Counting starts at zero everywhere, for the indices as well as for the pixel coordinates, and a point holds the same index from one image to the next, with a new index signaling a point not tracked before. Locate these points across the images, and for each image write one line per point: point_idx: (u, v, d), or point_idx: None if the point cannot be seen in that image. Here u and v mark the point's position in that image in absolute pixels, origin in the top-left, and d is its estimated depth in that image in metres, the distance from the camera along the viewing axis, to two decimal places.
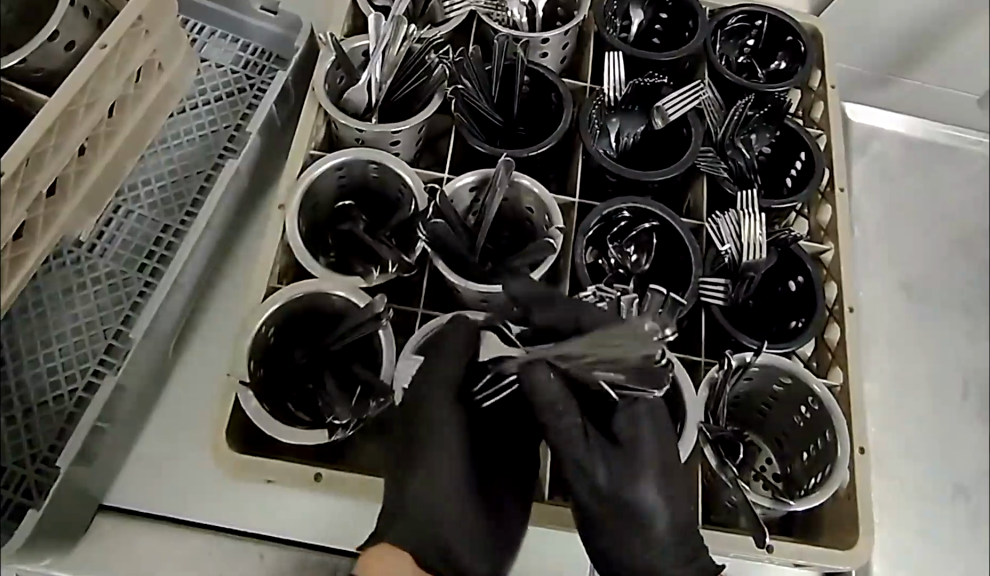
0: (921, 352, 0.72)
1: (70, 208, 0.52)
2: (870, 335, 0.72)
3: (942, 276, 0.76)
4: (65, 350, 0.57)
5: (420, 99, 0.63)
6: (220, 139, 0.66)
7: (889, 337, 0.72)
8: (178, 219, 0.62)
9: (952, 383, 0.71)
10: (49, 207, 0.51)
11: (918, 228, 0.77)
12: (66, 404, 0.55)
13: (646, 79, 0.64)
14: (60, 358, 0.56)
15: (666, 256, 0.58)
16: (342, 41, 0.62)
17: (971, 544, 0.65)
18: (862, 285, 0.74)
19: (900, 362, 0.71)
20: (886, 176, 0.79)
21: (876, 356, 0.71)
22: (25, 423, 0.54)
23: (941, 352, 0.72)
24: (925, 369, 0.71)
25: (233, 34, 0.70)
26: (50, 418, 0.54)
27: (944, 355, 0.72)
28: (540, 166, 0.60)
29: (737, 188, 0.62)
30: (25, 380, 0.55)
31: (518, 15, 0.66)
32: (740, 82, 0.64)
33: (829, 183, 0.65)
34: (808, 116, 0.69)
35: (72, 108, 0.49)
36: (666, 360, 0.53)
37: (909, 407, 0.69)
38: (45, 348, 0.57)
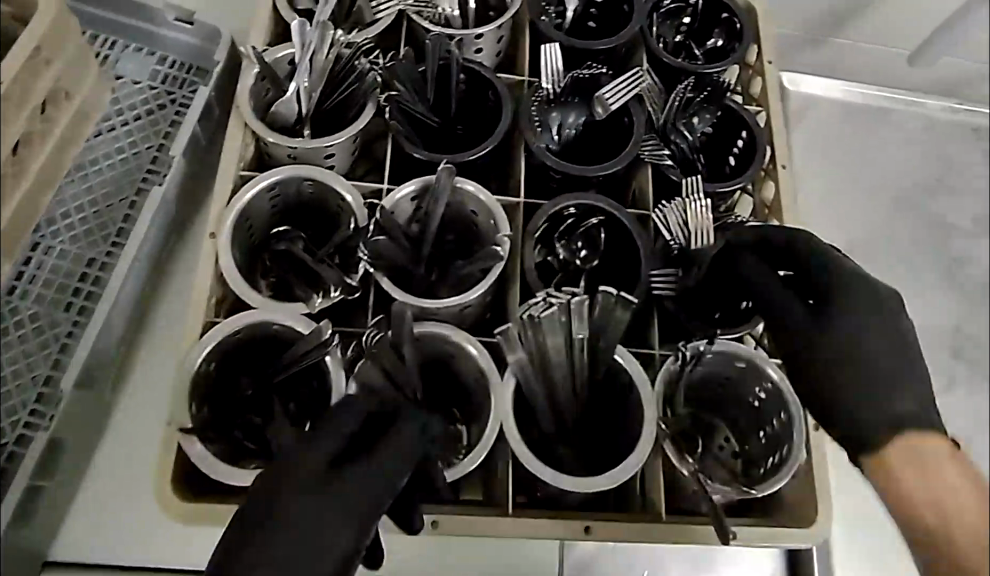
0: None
1: None
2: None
3: (886, 236, 0.76)
4: None
5: (353, 106, 0.60)
6: (142, 163, 0.62)
7: None
8: (103, 251, 0.59)
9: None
10: None
11: (860, 192, 0.77)
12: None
13: (585, 70, 0.62)
14: None
15: (615, 251, 0.57)
16: (264, 51, 0.60)
17: None
18: None
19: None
20: (827, 143, 0.79)
21: None
22: None
23: None
24: None
25: (148, 47, 0.67)
26: None
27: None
28: (482, 168, 0.59)
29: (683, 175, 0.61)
30: None
31: (449, 9, 0.64)
32: (679, 65, 0.63)
33: (771, 160, 0.65)
34: (747, 92, 0.69)
35: None
36: (622, 359, 0.52)
37: None
38: None
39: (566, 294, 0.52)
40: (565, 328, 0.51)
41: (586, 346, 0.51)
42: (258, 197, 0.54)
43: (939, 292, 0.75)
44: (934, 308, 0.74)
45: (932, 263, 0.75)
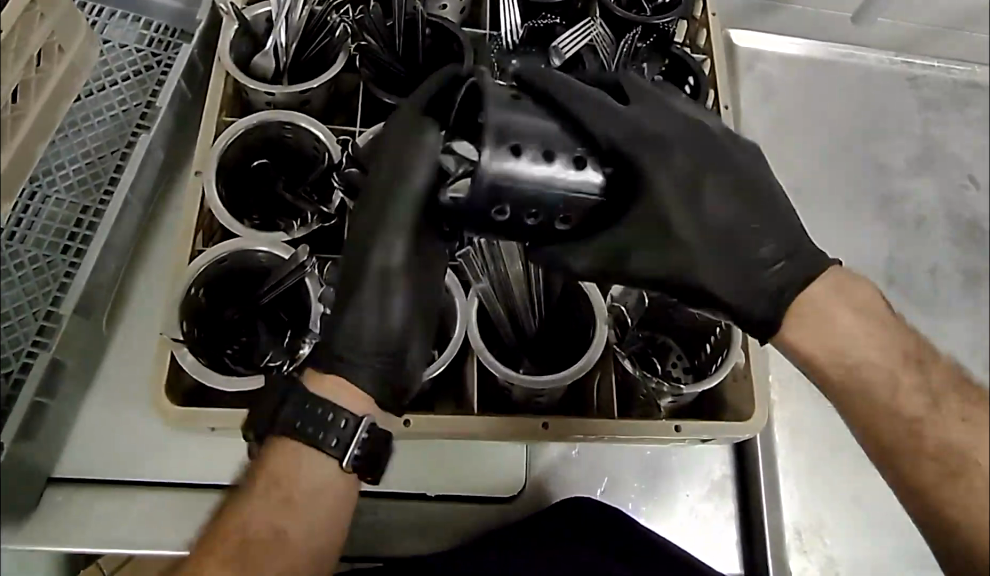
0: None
1: None
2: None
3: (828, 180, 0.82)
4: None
5: (329, 57, 0.66)
6: (131, 118, 0.67)
7: None
8: (96, 199, 0.63)
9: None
10: None
11: (803, 140, 0.84)
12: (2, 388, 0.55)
13: (541, 21, 0.68)
14: None
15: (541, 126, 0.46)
16: (244, 8, 0.64)
17: None
18: None
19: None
20: (771, 95, 0.85)
21: None
22: None
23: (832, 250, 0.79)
24: None
25: (134, 13, 0.71)
26: None
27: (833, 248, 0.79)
28: None
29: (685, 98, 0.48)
30: None
31: None
32: (630, 17, 0.67)
33: (714, 102, 0.70)
34: (694, 44, 0.74)
35: None
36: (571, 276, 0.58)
37: None
38: None
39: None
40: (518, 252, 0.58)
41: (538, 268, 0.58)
42: (243, 136, 0.59)
43: (875, 226, 0.81)
44: (873, 239, 0.80)
45: (869, 204, 0.82)
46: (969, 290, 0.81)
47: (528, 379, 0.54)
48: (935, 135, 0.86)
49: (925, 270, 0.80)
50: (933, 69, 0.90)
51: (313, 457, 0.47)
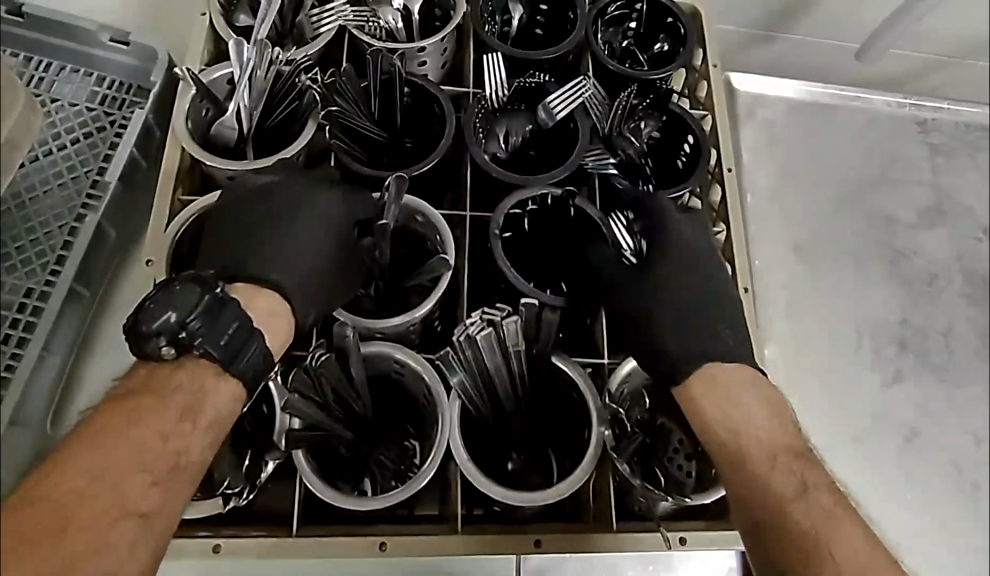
0: (816, 312, 0.75)
1: None
2: (766, 303, 0.75)
3: (831, 232, 0.78)
4: None
5: (296, 122, 0.60)
6: (82, 187, 0.61)
7: (783, 300, 0.75)
8: (43, 280, 0.58)
9: (849, 336, 0.74)
10: None
11: (805, 189, 0.79)
12: None
13: (529, 79, 0.62)
14: None
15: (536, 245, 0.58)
16: (200, 72, 0.59)
17: (866, 488, 0.69)
18: (757, 254, 0.76)
19: (796, 326, 0.74)
20: (771, 144, 0.81)
21: (772, 320, 0.74)
22: None
23: (839, 314, 0.75)
24: (822, 328, 0.74)
25: (86, 68, 0.65)
26: None
27: (837, 305, 0.75)
28: (423, 183, 0.58)
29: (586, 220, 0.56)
30: None
31: (392, 22, 0.64)
32: (622, 71, 0.63)
33: (717, 163, 0.65)
34: (694, 96, 0.69)
35: None
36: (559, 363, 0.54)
37: (807, 366, 0.73)
38: None
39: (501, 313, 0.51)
40: (500, 345, 0.51)
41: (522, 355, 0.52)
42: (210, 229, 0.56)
43: (885, 282, 0.77)
44: (880, 302, 0.76)
45: (878, 261, 0.78)
46: (983, 352, 0.76)
47: (497, 490, 0.50)
48: (946, 182, 0.82)
49: (938, 331, 0.76)
50: (943, 111, 0.85)
51: (221, 387, 0.46)
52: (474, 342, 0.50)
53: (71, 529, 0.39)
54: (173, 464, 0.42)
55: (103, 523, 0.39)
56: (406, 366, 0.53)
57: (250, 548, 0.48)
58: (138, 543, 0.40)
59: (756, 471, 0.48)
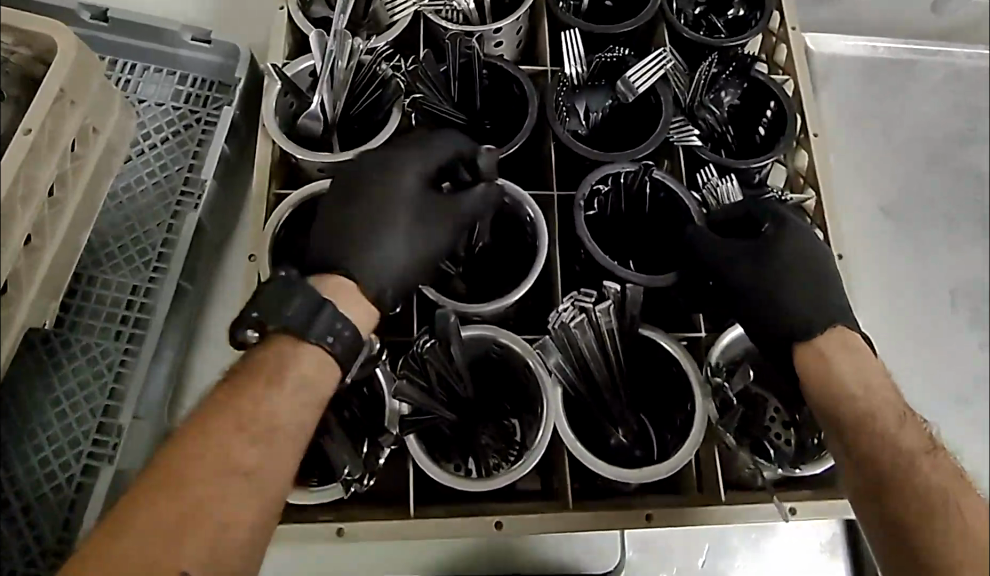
0: (902, 274, 0.74)
1: (27, 302, 0.50)
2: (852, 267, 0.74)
3: (916, 193, 0.78)
4: (54, 437, 0.58)
5: (381, 110, 0.60)
6: (175, 185, 0.64)
7: (873, 263, 0.74)
8: (147, 277, 0.61)
9: (939, 297, 0.74)
10: (4, 306, 0.49)
11: (889, 149, 0.78)
12: (67, 493, 0.56)
13: (609, 54, 0.61)
14: (51, 446, 0.57)
15: (625, 221, 0.57)
16: (284, 66, 0.59)
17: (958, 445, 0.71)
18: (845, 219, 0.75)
19: (886, 285, 0.73)
20: (850, 104, 0.79)
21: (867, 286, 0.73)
22: (29, 516, 0.55)
23: (927, 275, 0.75)
24: (914, 288, 0.74)
25: (168, 67, 0.67)
26: (54, 511, 0.55)
27: (924, 267, 0.75)
28: (511, 165, 0.59)
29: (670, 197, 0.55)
30: (18, 475, 0.57)
31: (465, 4, 0.63)
32: (701, 39, 0.62)
33: (803, 128, 0.63)
34: (773, 60, 0.67)
35: (8, 205, 0.45)
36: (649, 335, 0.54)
37: (902, 326, 0.72)
38: (33, 438, 0.58)
39: (595, 298, 0.52)
40: (592, 327, 0.52)
41: (615, 333, 0.53)
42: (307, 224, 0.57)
43: (970, 241, 0.78)
44: (966, 261, 0.77)
45: (961, 220, 0.78)
46: None
47: (605, 467, 0.50)
48: None
49: None
50: None
51: (310, 355, 0.46)
52: (568, 330, 0.52)
53: (199, 488, 0.41)
54: (270, 426, 0.44)
55: (213, 487, 0.41)
56: (506, 347, 0.54)
57: (368, 531, 0.50)
58: (249, 498, 0.42)
59: (887, 436, 0.48)
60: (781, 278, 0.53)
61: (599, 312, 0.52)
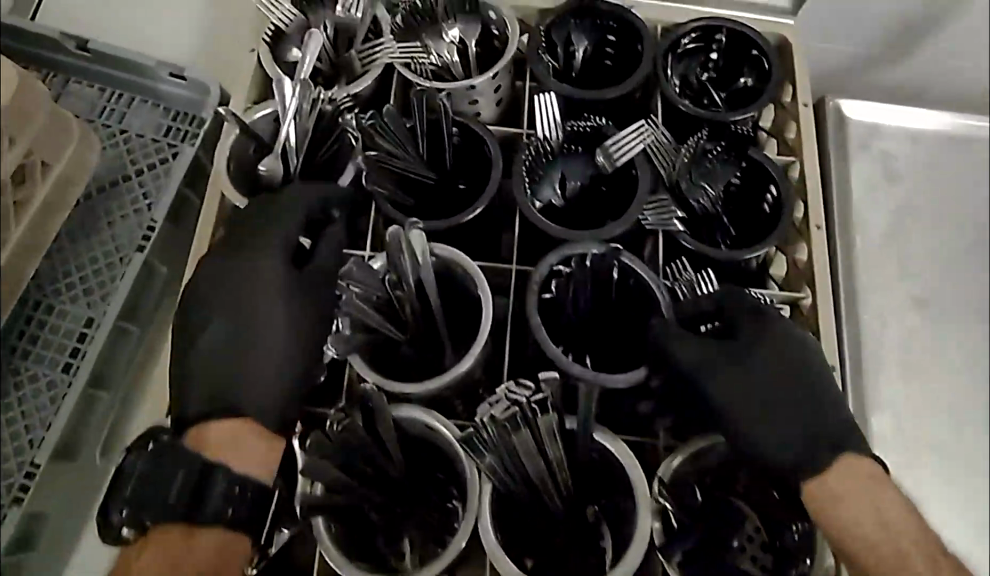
0: (931, 378, 0.67)
1: None
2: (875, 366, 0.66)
3: (958, 287, 0.70)
4: None
5: (344, 163, 0.59)
6: (142, 220, 0.62)
7: (896, 362, 0.66)
8: (99, 311, 0.58)
9: (969, 404, 0.67)
10: None
11: (929, 230, 0.71)
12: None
13: (583, 124, 0.56)
14: None
15: (594, 314, 0.52)
16: (245, 114, 0.57)
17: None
18: (865, 308, 0.68)
19: (907, 388, 0.66)
20: (886, 179, 0.72)
21: (885, 387, 0.66)
22: None
23: (960, 375, 0.67)
24: (940, 394, 0.66)
25: (152, 100, 0.66)
26: None
27: (955, 367, 0.68)
28: (472, 234, 0.54)
29: (640, 283, 0.50)
30: None
31: (447, 56, 0.61)
32: (695, 113, 0.57)
33: (804, 216, 0.58)
34: (780, 136, 0.62)
35: None
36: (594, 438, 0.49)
37: (922, 438, 0.65)
38: None
39: (532, 391, 0.46)
40: (533, 434, 0.45)
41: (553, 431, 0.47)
42: None
43: None
44: None
45: None
46: None
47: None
48: None
49: None
50: None
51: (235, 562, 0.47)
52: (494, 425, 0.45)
53: None
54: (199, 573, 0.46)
55: None
56: (436, 432, 0.50)
57: None
58: None
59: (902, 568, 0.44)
60: (748, 381, 0.49)
61: (531, 408, 0.45)
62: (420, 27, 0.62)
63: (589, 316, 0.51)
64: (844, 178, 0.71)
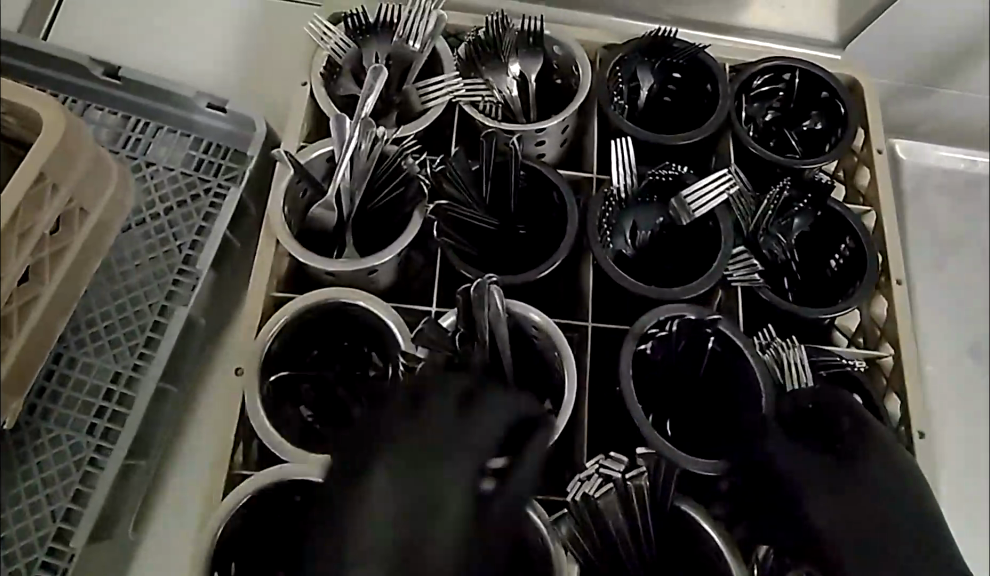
0: None
1: None
2: (937, 419, 0.65)
3: None
4: (7, 540, 0.49)
5: (402, 209, 0.53)
6: (174, 263, 0.57)
7: (959, 416, 0.65)
8: (130, 364, 0.54)
9: None
10: None
11: (987, 275, 0.70)
12: None
13: (663, 172, 0.53)
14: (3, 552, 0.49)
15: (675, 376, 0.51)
16: (299, 152, 0.54)
17: None
18: (928, 358, 0.66)
19: (971, 443, 0.64)
20: (940, 223, 0.71)
21: (948, 442, 0.64)
22: None
23: None
24: None
25: (183, 131, 0.61)
26: None
27: None
28: (545, 288, 0.51)
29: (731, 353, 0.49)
30: None
31: (508, 91, 0.58)
32: (769, 157, 0.55)
33: (884, 273, 0.55)
34: (852, 182, 0.60)
35: None
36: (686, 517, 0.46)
37: (988, 497, 0.63)
38: None
39: (625, 464, 0.45)
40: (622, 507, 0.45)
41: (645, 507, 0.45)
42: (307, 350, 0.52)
43: None
44: None
45: None
46: None
47: None
48: None
49: None
50: None
51: None
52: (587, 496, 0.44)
53: None
54: None
55: None
56: None
57: None
58: None
59: None
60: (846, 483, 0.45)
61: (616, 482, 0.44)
62: (480, 61, 0.58)
63: (670, 380, 0.51)
64: (900, 221, 0.69)
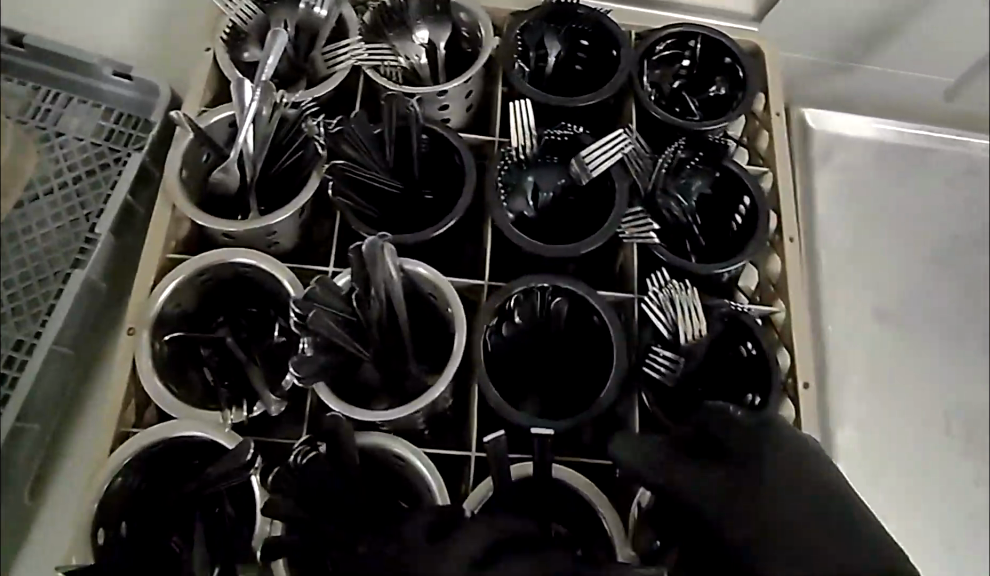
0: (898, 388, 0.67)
1: None
2: (839, 379, 0.67)
3: (924, 298, 0.70)
4: None
5: (302, 173, 0.54)
6: (81, 231, 0.57)
7: (861, 375, 0.67)
8: (32, 331, 0.54)
9: (935, 416, 0.67)
10: None
11: (893, 239, 0.72)
12: None
13: (559, 132, 0.54)
14: None
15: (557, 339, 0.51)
16: (199, 118, 0.54)
17: None
18: (831, 319, 0.68)
19: (873, 402, 0.66)
20: (850, 190, 0.72)
21: (850, 401, 0.66)
22: None
23: (927, 387, 0.68)
24: (906, 406, 0.67)
25: (93, 100, 0.61)
26: None
27: (922, 378, 0.68)
28: (442, 247, 0.52)
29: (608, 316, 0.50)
30: None
31: (416, 58, 0.58)
32: (670, 121, 0.56)
33: (777, 230, 0.57)
34: (753, 146, 0.61)
35: None
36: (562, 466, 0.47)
37: (888, 452, 0.65)
38: None
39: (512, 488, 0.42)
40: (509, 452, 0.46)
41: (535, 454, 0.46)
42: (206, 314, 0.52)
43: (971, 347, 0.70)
44: (974, 381, 0.69)
45: (970, 328, 0.70)
46: None
47: None
48: None
49: None
50: None
51: None
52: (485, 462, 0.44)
53: None
54: None
55: None
56: (406, 461, 0.47)
57: None
58: None
59: None
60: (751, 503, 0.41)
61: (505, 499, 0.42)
62: (386, 27, 0.59)
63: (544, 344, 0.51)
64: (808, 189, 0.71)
